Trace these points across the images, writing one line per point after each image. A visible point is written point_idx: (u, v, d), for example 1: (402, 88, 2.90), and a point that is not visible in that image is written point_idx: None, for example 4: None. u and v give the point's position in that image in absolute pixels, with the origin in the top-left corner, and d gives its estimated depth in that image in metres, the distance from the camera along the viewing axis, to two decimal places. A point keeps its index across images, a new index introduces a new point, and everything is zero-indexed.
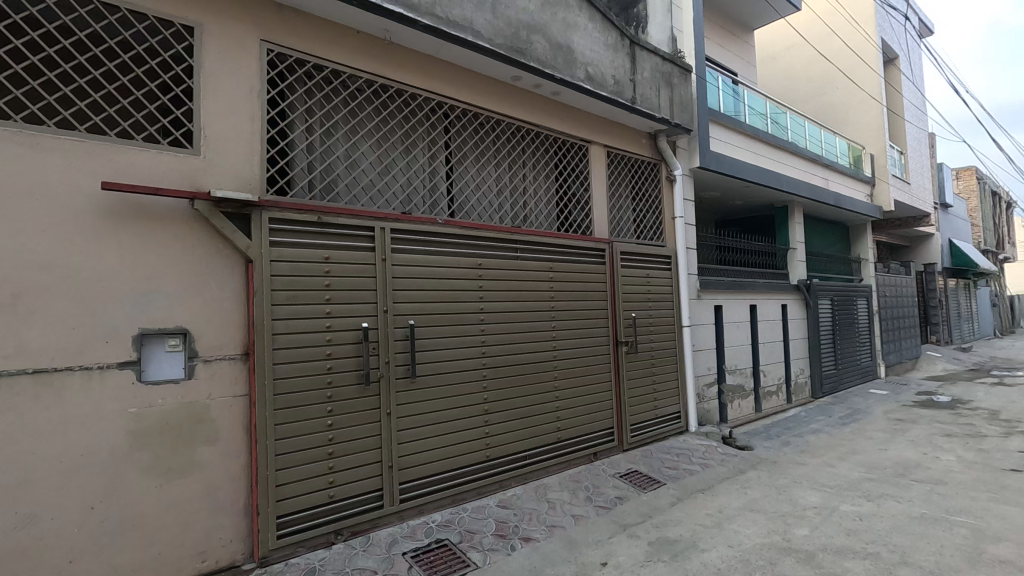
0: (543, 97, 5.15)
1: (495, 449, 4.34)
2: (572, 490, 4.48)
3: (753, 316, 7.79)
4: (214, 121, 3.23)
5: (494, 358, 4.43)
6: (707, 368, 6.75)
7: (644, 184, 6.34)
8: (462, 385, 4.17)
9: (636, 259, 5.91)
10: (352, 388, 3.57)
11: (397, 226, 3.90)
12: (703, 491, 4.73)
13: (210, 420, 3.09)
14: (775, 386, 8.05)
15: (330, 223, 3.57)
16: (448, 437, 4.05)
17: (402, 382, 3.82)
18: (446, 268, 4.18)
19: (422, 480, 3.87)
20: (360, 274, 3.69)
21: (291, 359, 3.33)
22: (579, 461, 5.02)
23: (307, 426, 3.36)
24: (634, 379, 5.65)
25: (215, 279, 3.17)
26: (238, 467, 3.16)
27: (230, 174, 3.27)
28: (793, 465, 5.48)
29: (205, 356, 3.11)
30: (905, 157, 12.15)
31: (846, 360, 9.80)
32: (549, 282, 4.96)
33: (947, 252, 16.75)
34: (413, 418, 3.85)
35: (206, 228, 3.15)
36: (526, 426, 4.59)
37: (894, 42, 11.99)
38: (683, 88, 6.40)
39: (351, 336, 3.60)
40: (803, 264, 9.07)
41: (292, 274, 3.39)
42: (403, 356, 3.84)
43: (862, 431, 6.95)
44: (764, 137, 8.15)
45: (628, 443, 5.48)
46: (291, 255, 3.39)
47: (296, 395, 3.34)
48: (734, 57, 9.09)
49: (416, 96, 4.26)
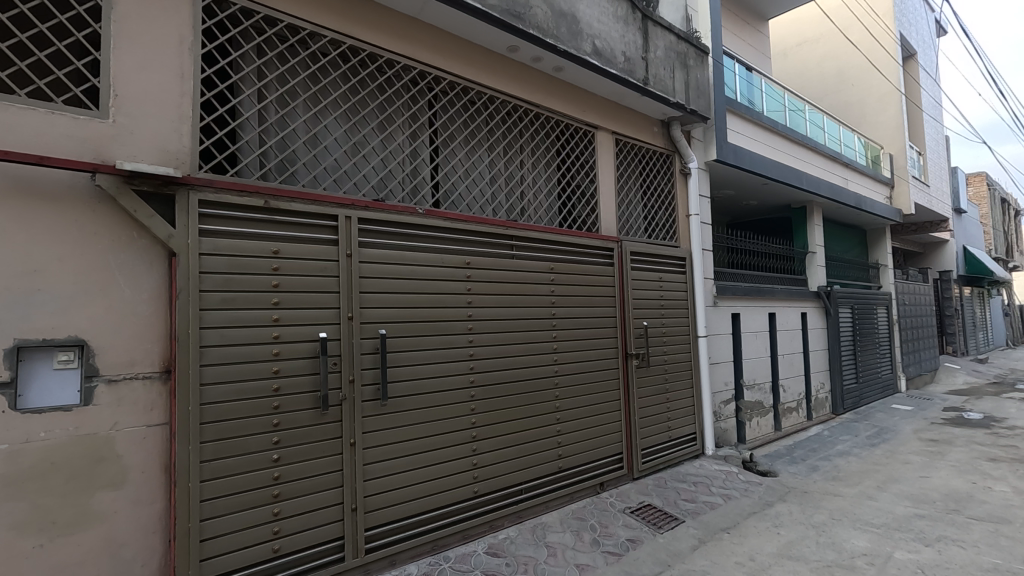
0: (543, 74, 4.49)
1: (486, 483, 3.66)
2: (576, 532, 3.78)
3: (772, 325, 7.12)
4: (130, 78, 2.56)
5: (486, 375, 3.75)
6: (724, 383, 6.08)
7: (656, 178, 5.67)
8: (445, 408, 3.49)
9: (648, 260, 5.24)
10: (306, 414, 2.88)
11: (366, 215, 3.23)
12: (729, 530, 4.03)
13: (114, 458, 2.40)
14: (795, 402, 7.37)
15: (279, 209, 2.89)
16: (428, 470, 3.36)
17: (369, 405, 3.13)
18: (427, 267, 3.50)
19: (394, 524, 3.17)
20: (318, 274, 3.00)
21: (225, 378, 2.64)
22: (584, 493, 4.34)
23: (245, 464, 2.66)
24: (645, 398, 4.97)
25: (127, 276, 2.48)
26: (153, 516, 2.48)
27: (149, 144, 2.59)
28: (827, 497, 4.78)
29: (109, 375, 2.42)
30: (924, 158, 11.53)
31: (867, 372, 9.13)
32: (550, 286, 4.29)
33: (961, 258, 16.09)
34: (383, 448, 3.17)
35: (116, 210, 2.47)
36: (521, 454, 3.90)
37: (913, 37, 11.39)
38: (699, 71, 5.75)
39: (305, 349, 2.91)
40: (822, 269, 8.44)
41: (230, 271, 2.70)
42: (372, 374, 3.16)
43: (895, 454, 6.26)
44: (782, 130, 7.51)
45: (639, 470, 4.79)
46: (229, 247, 2.71)
47: (232, 423, 2.64)
48: (749, 47, 8.46)
49: (394, 64, 3.58)
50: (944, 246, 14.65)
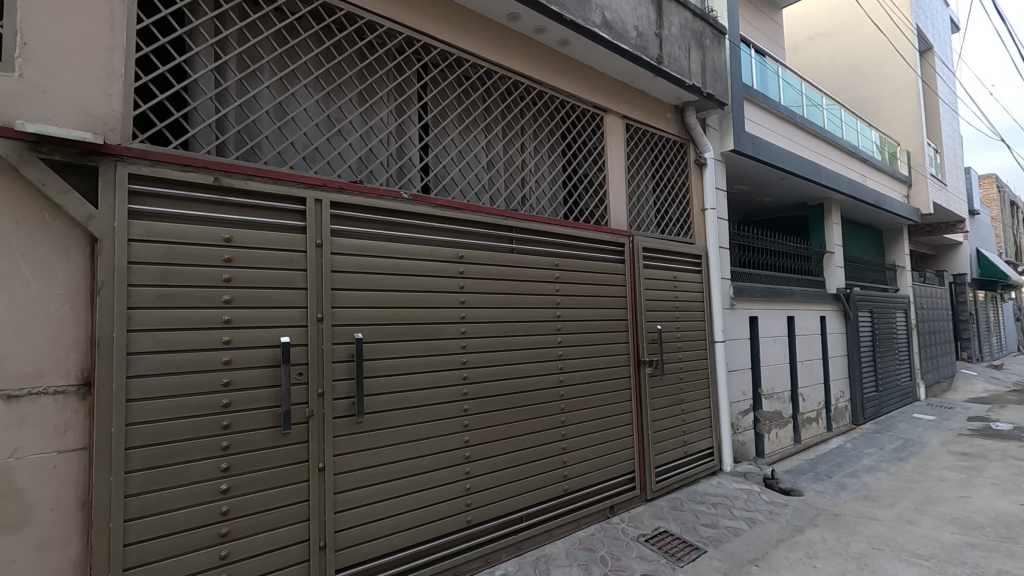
0: (546, 49, 4.02)
1: (480, 511, 3.18)
2: (584, 566, 3.28)
3: (790, 329, 6.65)
4: (43, 24, 2.08)
5: (480, 386, 3.26)
6: (742, 393, 5.60)
7: (669, 168, 5.20)
8: (434, 426, 3.00)
9: (661, 257, 4.76)
10: (263, 435, 2.40)
11: (340, 198, 2.75)
12: (758, 562, 3.53)
13: (12, 494, 1.90)
14: (815, 412, 6.89)
15: (232, 188, 2.41)
16: (413, 498, 2.88)
17: (342, 422, 2.65)
18: (414, 260, 3.02)
19: (371, 564, 2.68)
20: (280, 265, 2.52)
21: (160, 392, 2.15)
22: (592, 518, 3.86)
23: (183, 498, 2.17)
24: (659, 409, 4.49)
25: (33, 266, 2.00)
26: (64, 565, 1.98)
27: (68, 105, 2.11)
28: (862, 521, 4.29)
29: (8, 390, 1.93)
30: (941, 156, 11.07)
31: (887, 380, 8.65)
32: (554, 284, 3.81)
33: (974, 261, 15.63)
34: (358, 474, 2.68)
35: (19, 184, 1.98)
36: (521, 477, 3.42)
37: (930, 30, 10.95)
38: (715, 53, 5.29)
39: (262, 356, 2.43)
40: (841, 270, 7.95)
41: (169, 262, 2.23)
42: (345, 385, 2.68)
43: (927, 469, 5.77)
44: (800, 122, 7.04)
45: (652, 491, 4.31)
46: (168, 232, 2.23)
47: (169, 448, 2.15)
48: (764, 36, 8.01)
49: (376, 27, 3.08)
50: (958, 248, 14.19)
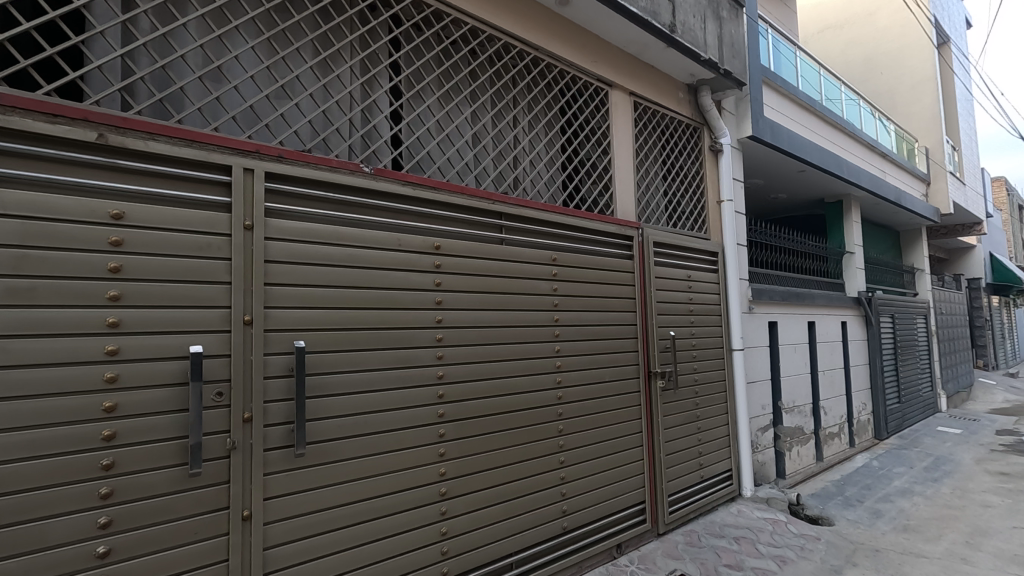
0: (543, 8, 3.44)
1: (460, 559, 2.58)
2: None
3: (811, 336, 6.06)
4: None
5: (460, 405, 2.67)
6: (762, 407, 5.01)
7: (682, 154, 4.63)
8: (402, 455, 2.42)
9: (674, 253, 4.19)
10: (161, 477, 1.80)
11: (279, 169, 2.16)
12: None
13: None
14: (837, 426, 6.30)
15: (124, 150, 1.82)
16: (373, 548, 2.28)
17: (276, 456, 2.06)
18: (377, 250, 2.44)
19: None
20: (191, 252, 1.93)
21: (3, 423, 1.56)
22: (597, 560, 3.27)
23: (38, 568, 1.58)
24: (672, 429, 3.90)
25: None
26: None
27: None
28: (908, 560, 3.68)
29: None
30: (958, 153, 10.52)
31: (908, 390, 8.06)
32: (552, 283, 3.23)
33: (988, 266, 15.05)
34: (298, 521, 2.09)
35: None
36: (509, 515, 2.82)
37: (947, 23, 10.43)
38: (732, 26, 4.72)
39: (165, 372, 1.84)
40: (862, 272, 7.37)
41: (26, 245, 1.63)
42: (282, 408, 2.09)
43: (967, 493, 5.17)
44: (819, 111, 6.48)
45: (665, 525, 3.72)
46: (25, 204, 1.64)
47: (17, 499, 1.56)
48: (778, 23, 7.46)
49: None
50: (972, 252, 13.63)
